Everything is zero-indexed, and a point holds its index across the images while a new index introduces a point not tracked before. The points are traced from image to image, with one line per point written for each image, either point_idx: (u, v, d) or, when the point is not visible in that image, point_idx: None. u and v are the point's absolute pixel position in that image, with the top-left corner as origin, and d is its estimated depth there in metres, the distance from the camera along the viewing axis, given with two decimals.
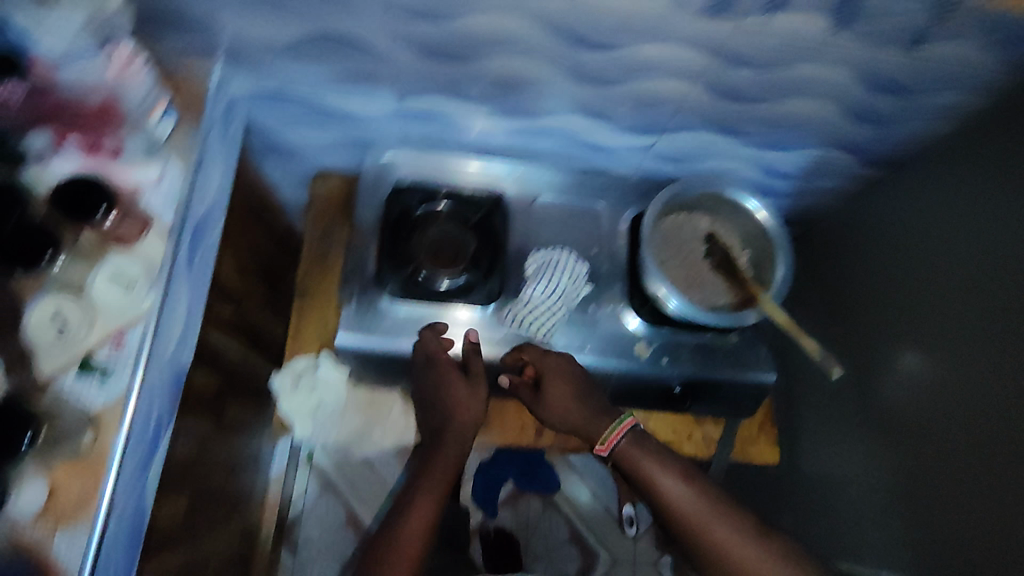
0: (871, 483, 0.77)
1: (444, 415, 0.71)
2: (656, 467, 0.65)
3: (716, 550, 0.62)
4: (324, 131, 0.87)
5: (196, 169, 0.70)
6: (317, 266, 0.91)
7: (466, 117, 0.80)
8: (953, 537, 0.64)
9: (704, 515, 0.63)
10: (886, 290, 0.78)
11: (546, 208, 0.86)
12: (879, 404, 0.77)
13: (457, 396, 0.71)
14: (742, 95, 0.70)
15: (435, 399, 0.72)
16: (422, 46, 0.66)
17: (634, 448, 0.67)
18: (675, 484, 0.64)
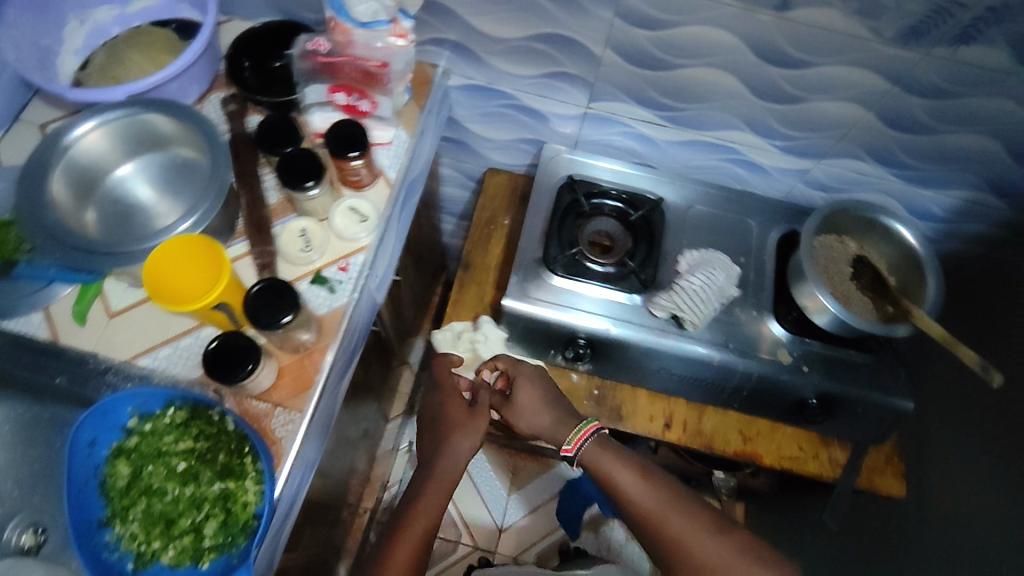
0: (998, 517, 0.76)
1: (447, 444, 0.79)
2: (617, 466, 0.75)
3: (680, 545, 0.68)
4: (509, 129, 1.00)
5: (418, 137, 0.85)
6: (480, 246, 1.01)
7: (643, 125, 0.91)
8: None
9: (666, 513, 0.70)
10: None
11: (701, 218, 0.94)
12: (1010, 439, 0.77)
13: (449, 417, 0.81)
14: (911, 124, 0.78)
15: (443, 420, 0.81)
16: (630, 51, 0.78)
17: (598, 447, 0.76)
18: (629, 480, 0.73)
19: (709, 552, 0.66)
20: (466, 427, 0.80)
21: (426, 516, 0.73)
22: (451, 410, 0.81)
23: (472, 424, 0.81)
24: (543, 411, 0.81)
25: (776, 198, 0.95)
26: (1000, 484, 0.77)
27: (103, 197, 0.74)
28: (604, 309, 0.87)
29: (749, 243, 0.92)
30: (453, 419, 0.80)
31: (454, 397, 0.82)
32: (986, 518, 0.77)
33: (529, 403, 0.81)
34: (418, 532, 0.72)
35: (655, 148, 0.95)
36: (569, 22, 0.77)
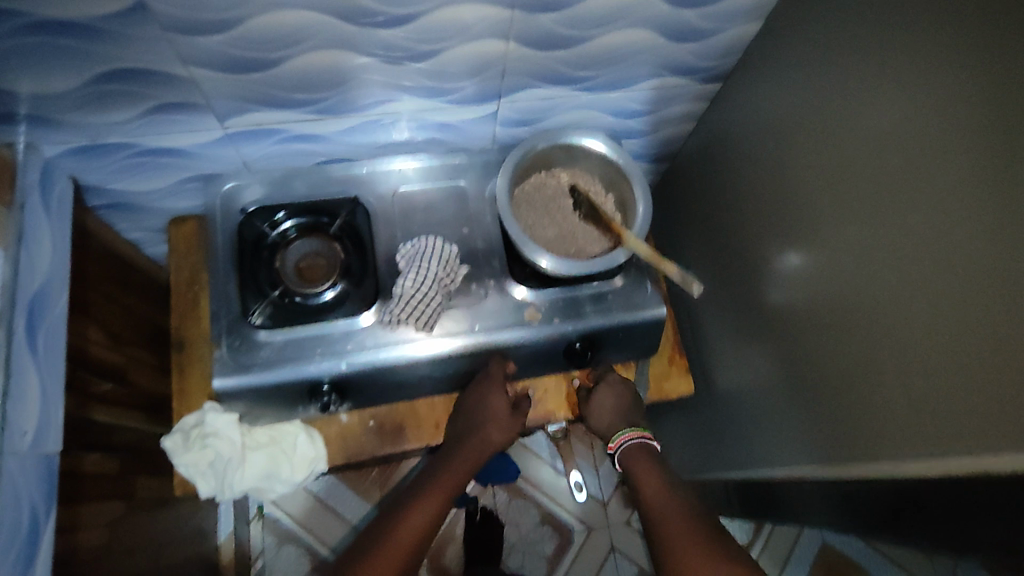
0: (777, 386, 0.78)
1: (481, 434, 0.81)
2: (649, 474, 0.78)
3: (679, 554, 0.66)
4: (161, 175, 0.82)
5: (17, 244, 0.67)
6: (191, 314, 0.86)
7: (299, 125, 0.77)
8: (857, 417, 0.64)
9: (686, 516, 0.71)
10: (752, 198, 0.79)
11: (411, 201, 0.84)
12: (771, 309, 0.78)
13: (490, 408, 0.80)
14: (558, 41, 0.70)
15: (483, 417, 0.81)
16: (216, 60, 0.63)
17: (644, 456, 0.80)
18: (655, 482, 0.76)
19: (681, 529, 0.69)
20: (498, 421, 0.81)
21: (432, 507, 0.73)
22: (496, 404, 0.80)
23: (504, 420, 0.82)
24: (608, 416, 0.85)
25: (481, 149, 0.87)
26: (769, 345, 0.80)
27: None
28: (332, 345, 0.76)
29: (467, 209, 0.84)
30: (500, 410, 0.81)
31: (500, 393, 0.80)
32: (765, 379, 0.81)
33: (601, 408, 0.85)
34: (418, 520, 0.72)
35: (331, 142, 0.82)
36: (119, 52, 0.60)
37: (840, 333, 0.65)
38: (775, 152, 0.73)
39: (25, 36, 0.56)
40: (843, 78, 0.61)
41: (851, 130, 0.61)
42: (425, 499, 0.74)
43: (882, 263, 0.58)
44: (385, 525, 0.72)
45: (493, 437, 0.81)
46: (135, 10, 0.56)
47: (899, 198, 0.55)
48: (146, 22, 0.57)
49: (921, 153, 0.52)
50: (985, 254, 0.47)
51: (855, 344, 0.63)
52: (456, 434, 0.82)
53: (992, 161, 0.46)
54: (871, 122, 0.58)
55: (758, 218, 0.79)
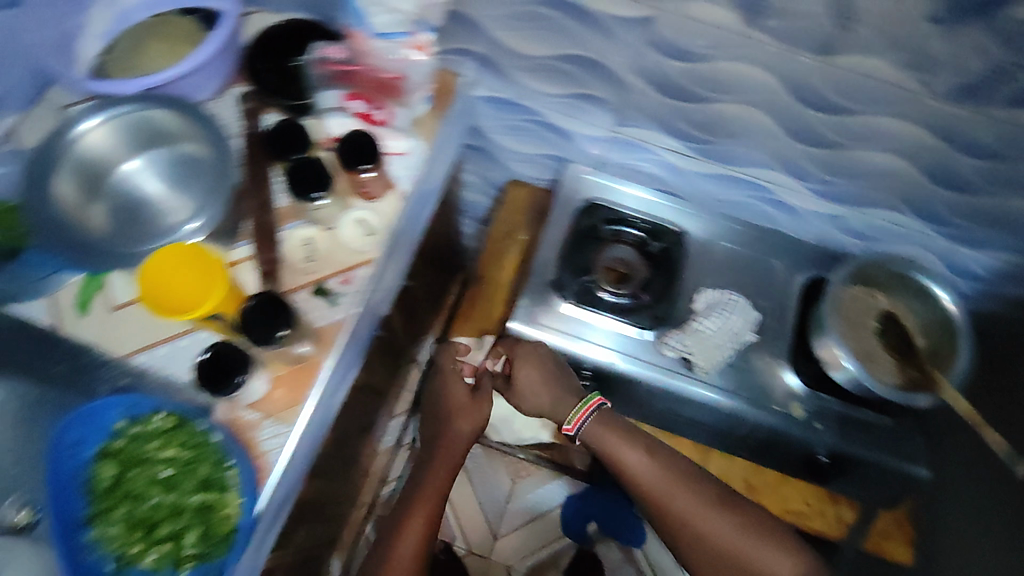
0: None
1: (451, 432, 0.83)
2: (621, 447, 0.79)
3: (679, 519, 0.76)
4: (532, 143, 0.96)
5: (434, 147, 0.80)
6: (497, 258, 0.99)
7: (672, 156, 0.85)
8: None
9: (670, 487, 0.78)
10: None
11: (726, 256, 0.88)
12: None
13: (449, 399, 0.85)
14: (957, 181, 0.72)
15: (447, 412, 0.84)
16: (660, 80, 0.72)
17: (603, 429, 0.80)
18: (637, 460, 0.78)
19: (708, 525, 0.75)
20: (465, 412, 0.83)
21: (429, 508, 0.79)
22: (455, 392, 0.85)
23: (471, 409, 0.84)
24: (543, 393, 0.82)
25: (805, 241, 0.89)
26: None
27: (110, 191, 0.71)
28: (614, 343, 0.84)
29: (773, 286, 0.87)
30: (477, 408, 0.84)
31: (455, 381, 0.85)
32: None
33: (533, 387, 0.82)
34: (417, 540, 0.77)
35: (682, 178, 0.89)
36: (594, 44, 0.70)
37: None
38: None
39: (544, 8, 0.68)
40: None
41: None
42: (413, 515, 0.78)
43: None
44: (385, 539, 0.78)
45: (465, 428, 0.83)
46: (640, 22, 0.65)
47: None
48: (638, 34, 0.67)
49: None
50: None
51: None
52: (430, 439, 0.85)
53: None
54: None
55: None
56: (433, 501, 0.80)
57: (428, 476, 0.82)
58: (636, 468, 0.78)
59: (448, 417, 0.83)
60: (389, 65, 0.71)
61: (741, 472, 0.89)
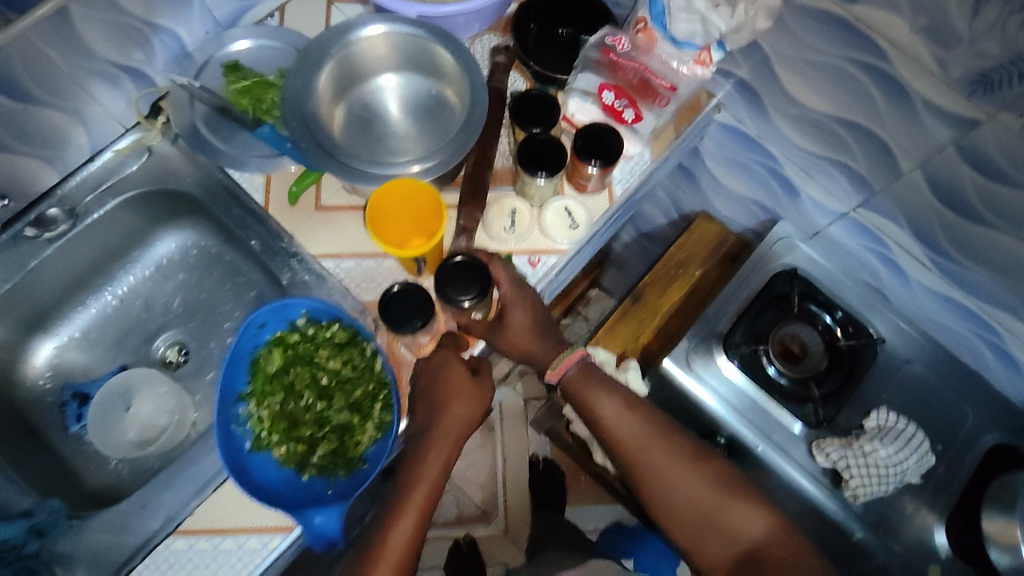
0: None
1: (444, 418, 0.63)
2: (597, 393, 0.70)
3: (655, 474, 0.68)
4: (747, 186, 0.89)
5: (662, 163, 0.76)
6: (663, 284, 0.94)
7: (902, 259, 0.77)
8: None
9: (643, 445, 0.69)
10: None
11: (913, 383, 0.80)
12: None
13: (451, 386, 0.63)
14: None
15: (444, 391, 0.63)
16: (944, 185, 0.65)
17: (583, 377, 0.70)
18: (612, 409, 0.69)
19: (694, 488, 0.68)
20: (466, 398, 0.64)
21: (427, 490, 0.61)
22: (455, 379, 0.64)
23: (474, 395, 0.64)
24: (536, 341, 0.68)
25: (1010, 401, 0.79)
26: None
27: (355, 98, 0.73)
28: (763, 423, 0.79)
29: (954, 435, 0.78)
30: (477, 397, 0.64)
31: (460, 362, 0.65)
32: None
33: (523, 332, 0.67)
34: (413, 524, 0.59)
35: (904, 284, 0.80)
36: (890, 123, 0.64)
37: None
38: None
39: (856, 70, 0.62)
40: None
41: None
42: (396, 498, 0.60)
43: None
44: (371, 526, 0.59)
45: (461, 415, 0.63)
46: (963, 122, 0.59)
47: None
48: (948, 129, 0.60)
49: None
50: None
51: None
52: (419, 415, 0.63)
53: None
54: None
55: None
56: (429, 482, 0.61)
57: (426, 450, 0.62)
58: (610, 420, 0.69)
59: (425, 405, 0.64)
60: (666, 69, 0.73)
61: None
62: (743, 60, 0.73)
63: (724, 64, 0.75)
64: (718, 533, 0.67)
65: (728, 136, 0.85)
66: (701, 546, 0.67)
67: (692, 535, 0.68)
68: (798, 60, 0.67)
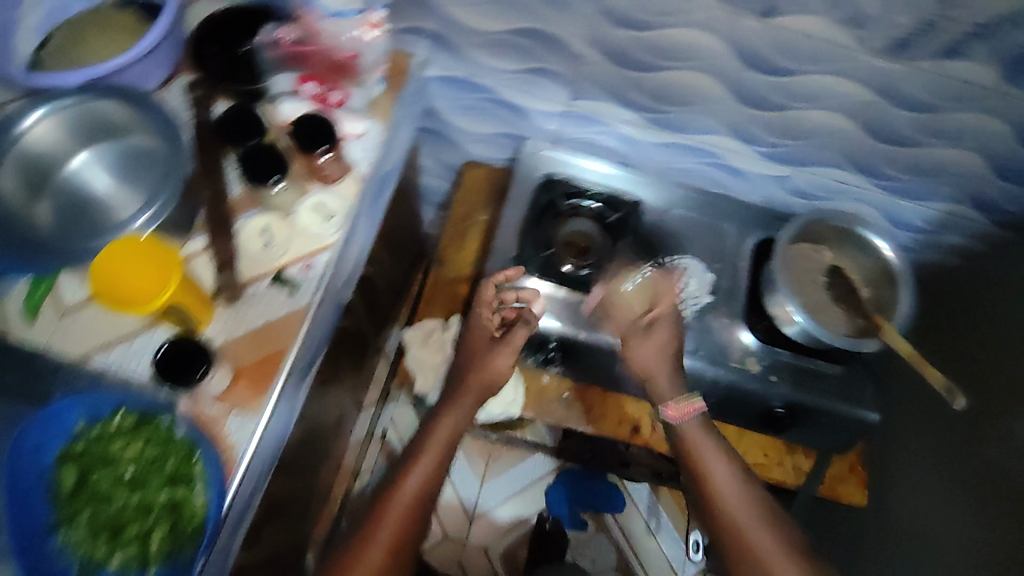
0: (970, 543, 0.76)
1: (446, 418, 0.78)
2: (712, 452, 0.74)
3: (731, 523, 0.70)
4: (488, 122, 0.96)
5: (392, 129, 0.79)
6: (457, 241, 0.98)
7: (626, 126, 0.88)
8: None
9: (738, 505, 0.71)
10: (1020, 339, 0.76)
11: (679, 223, 0.92)
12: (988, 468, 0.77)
13: (481, 344, 0.82)
14: (896, 134, 0.75)
15: (469, 352, 0.83)
16: (614, 51, 0.75)
17: (697, 429, 0.76)
18: (721, 468, 0.73)
19: (767, 547, 0.68)
20: (502, 353, 0.81)
21: (385, 551, 0.68)
22: (477, 332, 0.83)
23: (506, 351, 0.81)
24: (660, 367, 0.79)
25: (754, 203, 0.93)
26: (989, 504, 0.75)
27: (56, 187, 0.69)
28: (577, 316, 0.84)
29: (726, 251, 0.91)
30: (459, 434, 0.77)
31: (486, 317, 0.84)
32: (972, 545, 0.76)
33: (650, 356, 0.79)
34: None
35: (636, 146, 0.92)
36: (548, 16, 0.72)
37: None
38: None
39: None
40: None
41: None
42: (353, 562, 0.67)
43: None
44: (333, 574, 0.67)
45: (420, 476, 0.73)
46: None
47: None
48: (588, 3, 0.69)
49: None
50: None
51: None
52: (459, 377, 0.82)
53: None
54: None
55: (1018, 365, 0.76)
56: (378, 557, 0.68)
57: (377, 531, 0.69)
58: (714, 475, 0.73)
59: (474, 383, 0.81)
60: (345, 42, 0.73)
61: None
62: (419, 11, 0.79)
63: (407, 21, 0.80)
64: None
65: (449, 85, 0.91)
66: None
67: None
68: None
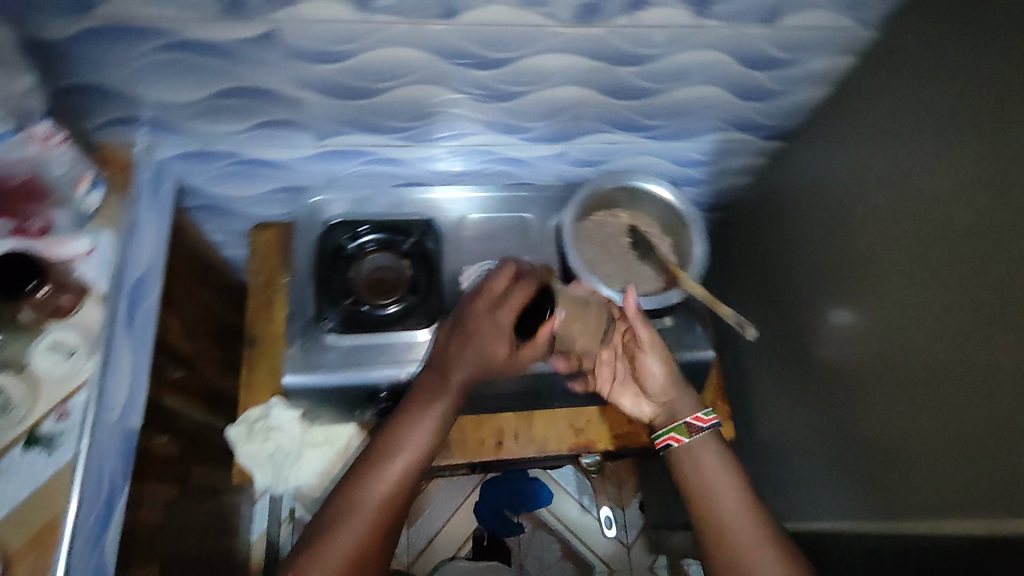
0: (822, 445, 0.77)
1: (428, 406, 0.70)
2: (714, 464, 0.70)
3: (734, 549, 0.64)
4: (255, 185, 0.89)
5: (128, 234, 0.73)
6: (263, 313, 0.92)
7: (389, 150, 0.84)
8: (878, 437, 0.66)
9: (744, 534, 0.65)
10: (815, 242, 0.77)
11: (478, 229, 0.89)
12: (818, 366, 0.77)
13: (479, 329, 0.72)
14: (635, 90, 0.74)
15: (466, 339, 0.72)
16: (330, 86, 0.70)
17: (701, 450, 0.71)
18: (728, 492, 0.67)
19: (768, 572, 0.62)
20: (490, 337, 0.71)
21: (347, 552, 0.63)
22: (487, 322, 0.72)
23: (502, 338, 0.72)
24: (667, 388, 0.76)
25: (546, 186, 0.92)
26: (827, 411, 0.76)
27: None
28: (394, 355, 0.80)
29: (530, 240, 0.89)
30: (438, 425, 0.70)
31: (482, 318, 0.72)
32: (824, 444, 0.77)
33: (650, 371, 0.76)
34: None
35: (408, 165, 0.88)
36: (242, 72, 0.66)
37: (901, 388, 0.62)
38: (841, 208, 0.71)
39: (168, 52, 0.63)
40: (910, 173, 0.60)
41: (936, 196, 0.57)
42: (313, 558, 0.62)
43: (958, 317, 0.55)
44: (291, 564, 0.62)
45: (402, 464, 0.67)
46: (268, 38, 0.62)
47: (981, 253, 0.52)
48: (271, 48, 0.63)
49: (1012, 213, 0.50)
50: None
51: (913, 411, 0.60)
52: (438, 357, 0.73)
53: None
54: (958, 193, 0.55)
55: (814, 268, 0.77)
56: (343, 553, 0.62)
57: (341, 527, 0.63)
58: (718, 500, 0.67)
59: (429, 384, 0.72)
60: (13, 166, 0.66)
61: (567, 418, 0.91)
62: (110, 101, 0.70)
63: (106, 114, 0.72)
64: None
65: (194, 161, 0.83)
66: None
67: None
68: (132, 74, 0.66)
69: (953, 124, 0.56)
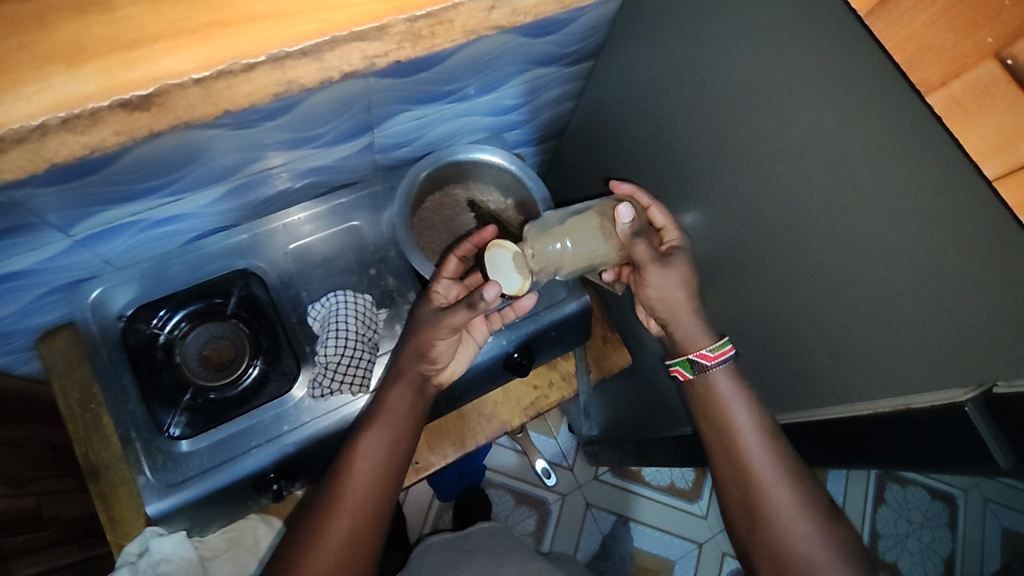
0: None
1: (392, 391, 0.71)
2: (733, 403, 0.65)
3: (742, 472, 0.64)
4: (16, 302, 0.71)
5: None
6: (93, 435, 0.78)
7: (168, 210, 0.69)
8: (745, 336, 0.65)
9: (760, 463, 0.63)
10: (648, 160, 0.72)
11: (307, 257, 0.79)
12: None
13: (423, 316, 0.71)
14: (418, 64, 0.63)
15: (412, 326, 0.72)
16: (46, 176, 0.53)
17: (728, 383, 0.66)
18: (743, 422, 0.64)
19: (777, 492, 0.62)
20: (427, 325, 0.70)
21: (352, 518, 0.67)
22: (422, 317, 0.71)
23: (433, 321, 0.69)
24: (690, 315, 0.67)
25: (363, 183, 0.82)
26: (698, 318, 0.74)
27: None
28: (267, 432, 0.70)
29: (369, 250, 0.80)
30: (406, 405, 0.72)
31: (433, 309, 0.70)
32: None
33: (666, 283, 0.67)
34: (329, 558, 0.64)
35: (192, 217, 0.73)
36: None
37: (760, 298, 0.58)
38: (659, 123, 0.66)
39: None
40: (711, 79, 0.54)
41: (734, 98, 0.52)
42: (325, 526, 0.66)
43: (806, 228, 0.49)
44: (307, 536, 0.66)
45: (381, 437, 0.69)
46: None
47: (818, 160, 0.45)
48: None
49: (848, 116, 0.42)
50: (975, 275, 0.37)
51: (767, 312, 0.58)
52: (401, 357, 0.72)
53: (867, 169, 0.42)
54: (777, 96, 0.47)
55: (654, 186, 0.73)
56: (354, 518, 0.67)
57: (338, 498, 0.67)
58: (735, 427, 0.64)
59: (404, 357, 0.71)
60: None
61: (476, 408, 0.88)
62: None
63: None
64: (756, 527, 0.63)
65: None
66: (750, 529, 0.64)
67: (747, 526, 0.64)
68: None
69: (731, 24, 0.50)
